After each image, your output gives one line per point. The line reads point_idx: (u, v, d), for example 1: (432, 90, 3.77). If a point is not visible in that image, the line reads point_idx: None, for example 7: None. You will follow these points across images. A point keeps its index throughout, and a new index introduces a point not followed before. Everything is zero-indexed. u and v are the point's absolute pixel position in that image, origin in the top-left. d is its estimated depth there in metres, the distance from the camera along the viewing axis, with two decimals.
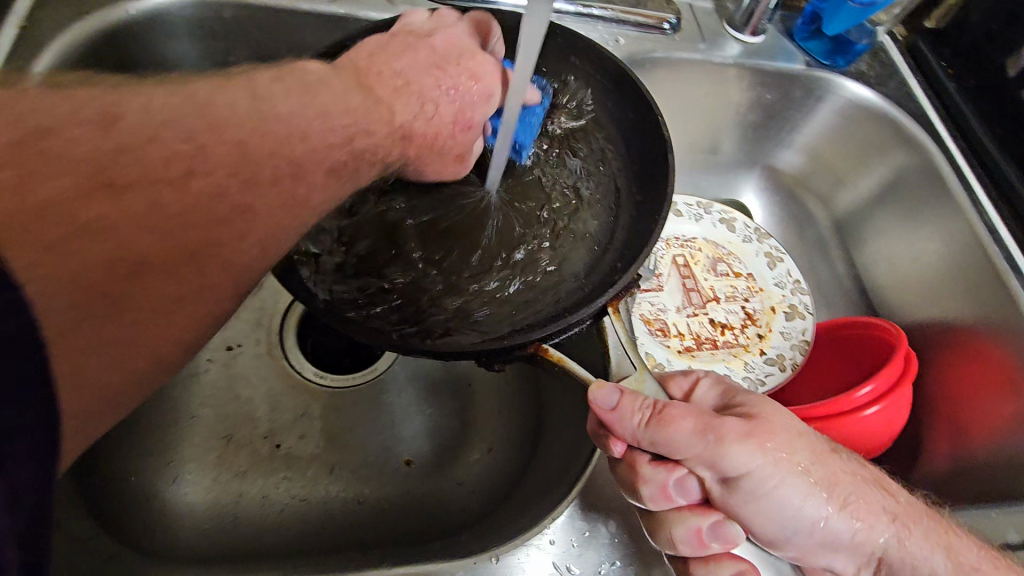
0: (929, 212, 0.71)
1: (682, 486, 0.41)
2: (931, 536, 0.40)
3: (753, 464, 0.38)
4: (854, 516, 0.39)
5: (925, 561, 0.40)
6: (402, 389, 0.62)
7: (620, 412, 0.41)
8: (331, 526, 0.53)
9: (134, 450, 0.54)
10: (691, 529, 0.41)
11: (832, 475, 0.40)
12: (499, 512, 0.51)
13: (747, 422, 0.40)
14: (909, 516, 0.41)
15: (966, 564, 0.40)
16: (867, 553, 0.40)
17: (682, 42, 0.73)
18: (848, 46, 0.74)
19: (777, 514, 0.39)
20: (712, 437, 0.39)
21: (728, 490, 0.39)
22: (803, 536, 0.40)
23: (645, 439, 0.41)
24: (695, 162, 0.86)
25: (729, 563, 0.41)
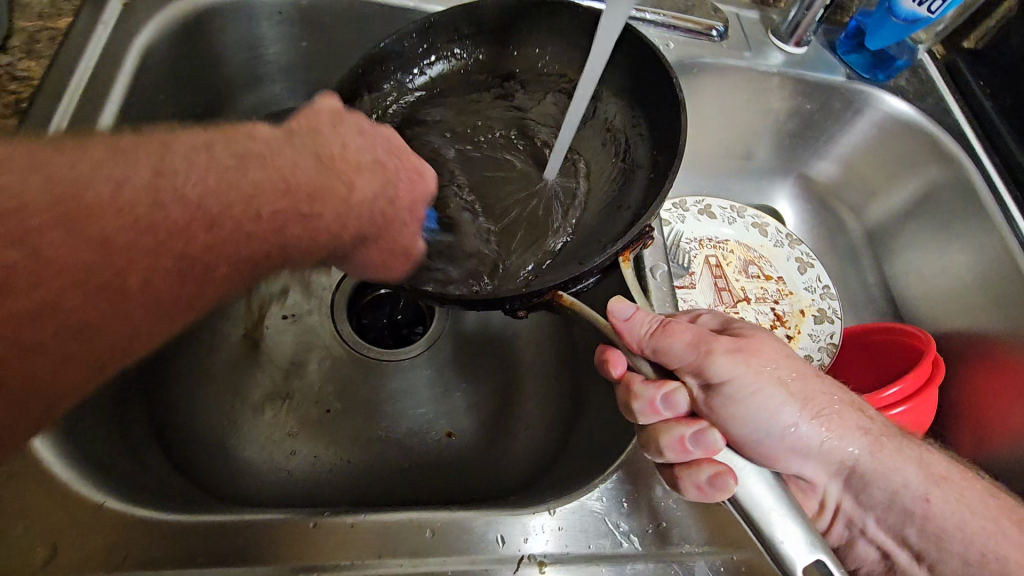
0: (960, 225, 0.73)
1: (670, 400, 0.41)
2: (904, 450, 0.45)
3: (735, 371, 0.41)
4: (826, 426, 0.43)
5: (894, 472, 0.45)
6: (441, 365, 0.64)
7: (632, 321, 0.44)
8: (378, 486, 0.56)
9: (199, 403, 0.58)
10: (674, 437, 0.40)
11: (810, 391, 0.43)
12: (540, 481, 0.54)
13: (738, 341, 0.42)
14: (882, 433, 0.45)
15: (936, 474, 0.45)
16: (839, 462, 0.45)
17: (729, 49, 0.76)
18: (889, 62, 0.76)
19: (753, 418, 0.41)
20: (703, 348, 0.41)
21: (710, 398, 0.41)
22: (776, 439, 0.42)
23: (649, 349, 0.44)
24: (730, 166, 0.88)
25: (708, 466, 0.39)
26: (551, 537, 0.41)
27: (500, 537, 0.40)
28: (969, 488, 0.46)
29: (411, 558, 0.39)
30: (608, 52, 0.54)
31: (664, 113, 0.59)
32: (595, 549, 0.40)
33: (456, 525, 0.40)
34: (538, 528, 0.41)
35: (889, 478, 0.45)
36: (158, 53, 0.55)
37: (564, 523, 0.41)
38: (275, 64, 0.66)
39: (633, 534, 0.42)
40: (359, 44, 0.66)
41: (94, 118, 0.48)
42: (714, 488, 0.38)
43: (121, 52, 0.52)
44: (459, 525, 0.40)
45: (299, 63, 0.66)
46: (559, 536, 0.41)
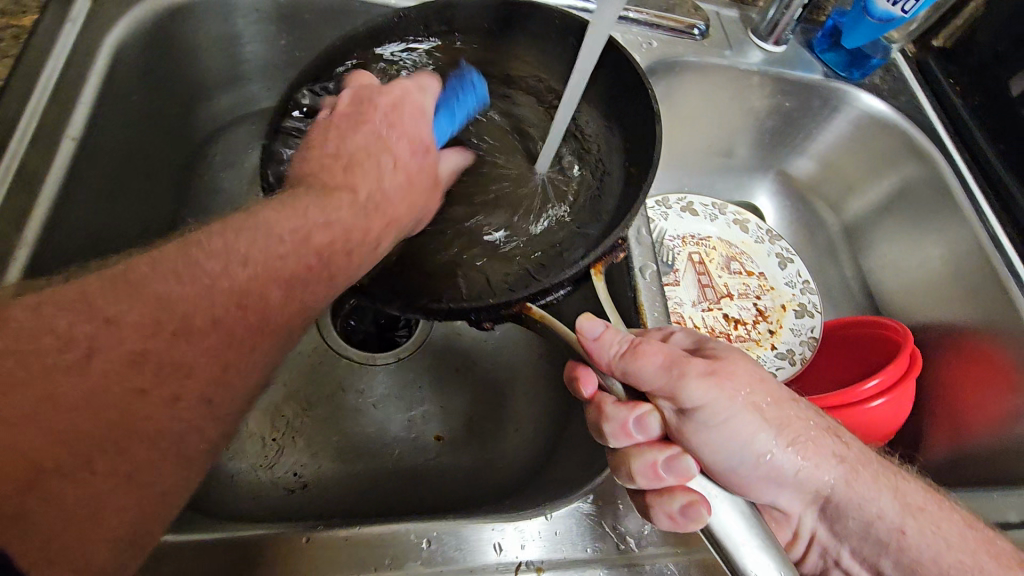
0: (935, 220, 0.75)
1: (642, 422, 0.39)
2: (880, 479, 0.43)
3: (708, 396, 0.38)
4: (801, 453, 0.41)
5: (871, 503, 0.43)
6: (427, 367, 0.63)
7: (601, 342, 0.41)
8: (369, 494, 0.55)
9: None
10: (647, 462, 0.39)
11: (785, 418, 0.41)
12: (535, 482, 0.53)
13: (712, 362, 0.40)
14: (859, 461, 0.43)
15: (912, 504, 0.44)
16: (814, 491, 0.43)
17: (710, 47, 0.76)
18: (864, 60, 0.78)
19: (726, 445, 0.39)
20: (676, 371, 0.39)
21: (683, 422, 0.39)
22: (750, 467, 0.40)
23: (619, 370, 0.41)
24: (711, 164, 0.89)
25: (681, 495, 0.38)
26: (546, 542, 0.40)
27: (495, 545, 0.40)
28: (946, 520, 0.44)
29: (409, 569, 0.38)
30: (592, 66, 0.54)
31: (638, 124, 0.58)
32: (592, 553, 0.40)
33: (453, 534, 0.39)
34: (537, 536, 0.40)
35: (865, 501, 0.43)
36: (132, 51, 0.53)
37: (561, 528, 0.41)
38: (253, 62, 0.64)
39: (632, 536, 0.42)
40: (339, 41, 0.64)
41: (64, 121, 0.46)
42: (686, 518, 0.37)
43: (92, 50, 0.50)
44: (459, 533, 0.40)
45: (278, 61, 0.65)
46: (556, 541, 0.40)
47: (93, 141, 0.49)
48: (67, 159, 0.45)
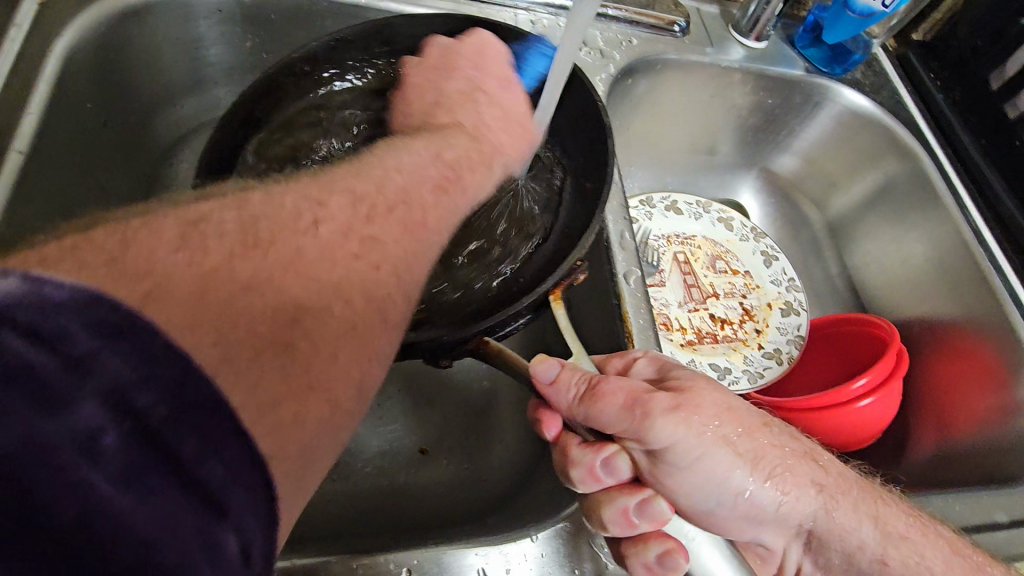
0: (917, 217, 0.75)
1: (610, 465, 0.38)
2: (861, 508, 0.42)
3: (675, 436, 0.37)
4: (778, 488, 0.39)
5: (853, 533, 0.41)
6: (409, 379, 0.61)
7: (557, 386, 0.41)
8: (350, 513, 0.54)
9: None
10: (618, 508, 0.38)
11: (758, 449, 0.39)
12: (519, 498, 0.52)
13: (676, 395, 0.38)
14: (839, 488, 0.42)
15: (895, 533, 0.42)
16: (794, 526, 0.41)
17: (691, 44, 0.75)
18: (846, 56, 0.77)
19: (702, 488, 0.38)
20: (639, 412, 0.38)
21: (654, 463, 0.38)
22: (728, 508, 0.39)
23: (580, 415, 0.40)
24: (694, 162, 0.88)
25: (656, 543, 0.38)
26: (531, 564, 0.39)
27: (479, 569, 0.38)
28: (930, 547, 0.42)
29: None
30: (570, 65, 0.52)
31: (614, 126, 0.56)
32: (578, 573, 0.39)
33: (435, 559, 0.38)
34: (520, 557, 0.39)
35: (850, 537, 0.41)
36: (85, 56, 0.50)
37: (547, 548, 0.40)
38: (218, 65, 0.61)
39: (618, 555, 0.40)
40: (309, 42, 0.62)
41: (12, 131, 0.44)
42: (664, 567, 0.37)
43: (41, 55, 0.48)
44: (442, 556, 0.38)
45: (244, 64, 0.62)
46: (542, 562, 0.39)
47: (43, 152, 0.46)
48: (14, 172, 0.43)
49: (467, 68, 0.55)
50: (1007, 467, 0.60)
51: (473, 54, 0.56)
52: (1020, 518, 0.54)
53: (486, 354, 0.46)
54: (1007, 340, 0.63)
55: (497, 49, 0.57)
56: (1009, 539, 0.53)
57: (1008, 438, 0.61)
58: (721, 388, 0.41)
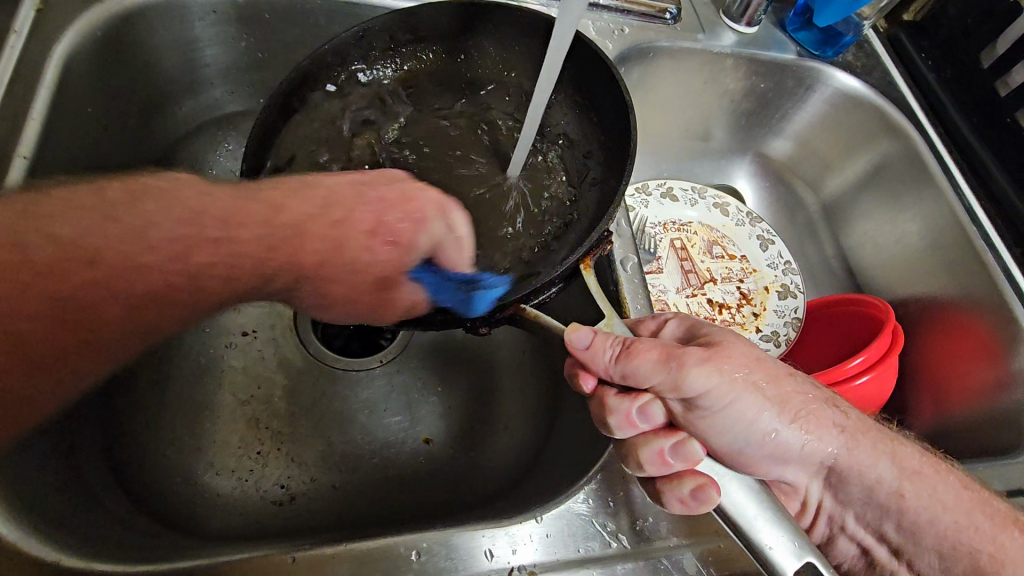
0: (910, 196, 0.76)
1: (645, 412, 0.39)
2: (879, 445, 0.43)
3: (710, 384, 0.38)
4: (803, 429, 0.41)
5: (870, 469, 0.43)
6: (415, 366, 0.63)
7: (594, 350, 0.40)
8: (358, 502, 0.55)
9: (158, 442, 0.54)
10: (653, 451, 0.38)
11: (784, 394, 0.40)
12: (525, 481, 0.53)
13: (706, 349, 0.39)
14: (858, 429, 0.43)
15: (909, 468, 0.43)
16: (818, 463, 0.42)
17: (683, 32, 0.75)
18: (837, 38, 0.77)
19: (733, 427, 0.39)
20: (675, 364, 0.38)
21: (688, 410, 0.39)
22: (756, 448, 0.40)
23: (618, 375, 0.40)
24: (690, 149, 0.89)
25: (689, 480, 0.38)
26: (537, 546, 0.40)
27: (486, 551, 0.39)
28: (942, 483, 0.44)
29: None
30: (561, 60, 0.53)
31: (609, 116, 0.57)
32: (584, 553, 0.40)
33: (442, 544, 0.39)
34: (525, 539, 0.40)
35: (865, 471, 0.43)
36: (82, 61, 0.51)
37: (553, 529, 0.40)
38: (213, 66, 0.62)
39: (622, 532, 0.41)
40: (302, 40, 0.62)
41: (13, 138, 0.45)
42: (697, 501, 0.37)
43: (41, 60, 0.48)
44: (447, 543, 0.39)
45: (240, 63, 0.63)
46: (548, 544, 0.40)
47: (45, 159, 0.47)
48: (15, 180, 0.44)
49: (375, 189, 0.42)
50: (1002, 437, 0.61)
51: (399, 193, 0.43)
52: (1014, 487, 0.55)
53: (522, 319, 0.47)
54: (998, 315, 0.65)
55: (435, 212, 0.43)
56: None
57: (1001, 411, 0.62)
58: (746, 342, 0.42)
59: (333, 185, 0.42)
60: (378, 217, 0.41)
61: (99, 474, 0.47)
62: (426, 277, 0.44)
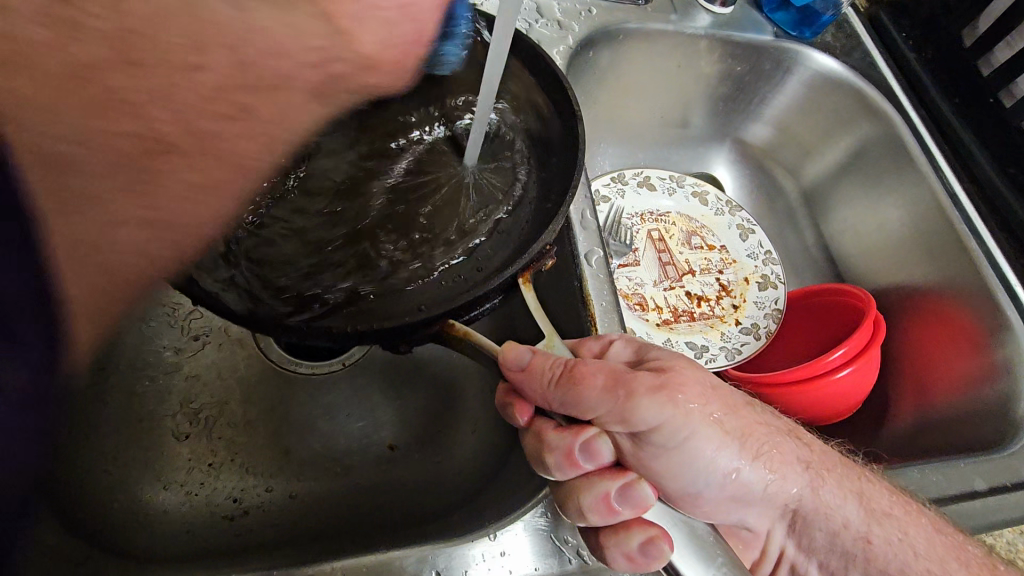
0: (892, 181, 0.73)
1: (589, 448, 0.35)
2: (844, 484, 0.41)
3: (663, 417, 0.34)
4: (766, 467, 0.38)
5: (838, 510, 0.40)
6: (378, 371, 0.59)
7: (530, 373, 0.36)
8: (312, 517, 0.52)
9: (98, 456, 0.51)
10: (599, 494, 0.35)
11: (745, 426, 0.37)
12: (488, 493, 0.50)
13: (659, 374, 0.36)
14: (821, 465, 0.41)
15: (877, 510, 0.41)
16: (781, 505, 0.39)
17: (654, 13, 0.72)
18: (815, 18, 0.74)
19: (692, 467, 0.35)
20: (622, 392, 0.34)
21: (638, 446, 0.35)
22: (715, 489, 0.36)
23: (556, 401, 0.36)
24: (666, 136, 0.86)
25: (637, 531, 0.35)
26: (493, 564, 0.37)
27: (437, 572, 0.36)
28: (913, 526, 0.41)
29: None
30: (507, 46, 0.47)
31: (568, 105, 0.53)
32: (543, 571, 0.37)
33: (385, 566, 0.36)
34: (480, 557, 0.37)
35: (838, 511, 0.40)
36: None
37: (511, 546, 0.38)
38: None
39: (584, 547, 0.38)
40: None
41: None
42: (648, 557, 0.34)
43: None
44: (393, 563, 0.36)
45: None
46: (505, 563, 0.37)
47: None
48: None
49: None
50: (985, 431, 0.59)
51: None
52: (998, 485, 0.53)
53: (450, 338, 0.41)
54: (984, 304, 0.63)
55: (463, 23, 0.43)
56: (975, 509, 0.52)
57: (986, 403, 0.59)
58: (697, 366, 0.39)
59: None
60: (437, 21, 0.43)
61: None
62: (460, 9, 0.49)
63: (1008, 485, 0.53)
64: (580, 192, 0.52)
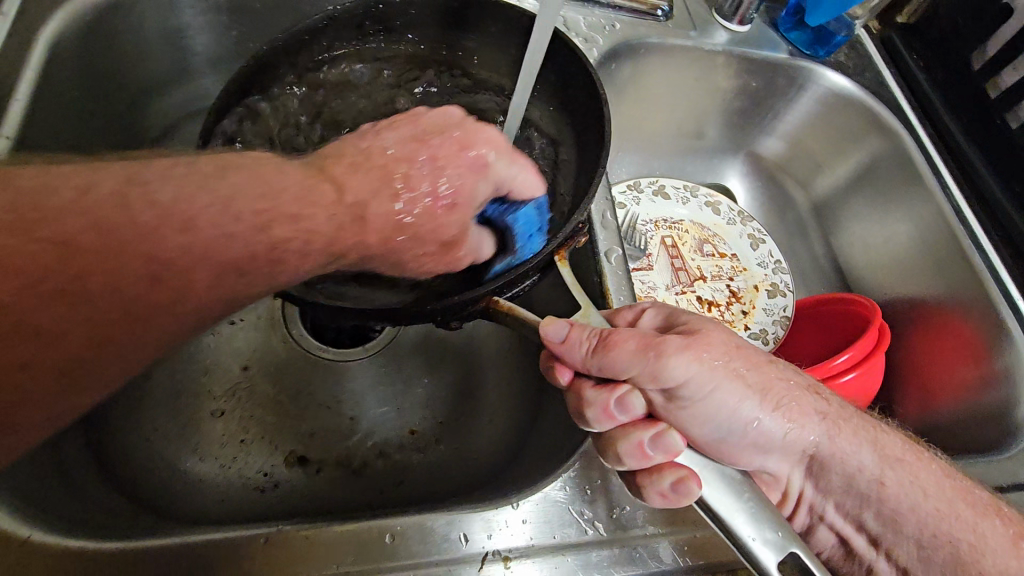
0: (900, 197, 0.76)
1: (624, 404, 0.37)
2: (860, 433, 0.43)
3: (690, 372, 0.37)
4: (786, 417, 0.40)
5: (852, 456, 0.43)
6: (401, 361, 0.62)
7: (569, 344, 0.38)
8: (335, 493, 0.55)
9: (140, 431, 0.54)
10: (632, 443, 0.37)
11: (767, 381, 0.40)
12: (510, 470, 0.53)
13: (687, 336, 0.38)
14: (840, 416, 0.43)
15: (891, 455, 0.43)
16: (799, 451, 0.42)
17: (674, 29, 0.75)
18: (829, 38, 0.77)
19: (713, 416, 0.38)
20: (653, 353, 0.37)
21: (669, 401, 0.38)
22: (738, 437, 0.39)
23: (595, 367, 0.38)
24: (682, 147, 0.89)
25: (669, 473, 0.37)
26: (514, 531, 0.40)
27: (463, 535, 0.39)
28: (925, 471, 0.44)
29: (376, 565, 0.38)
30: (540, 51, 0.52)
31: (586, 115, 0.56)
32: (560, 540, 0.40)
33: (417, 528, 0.39)
34: (501, 524, 0.40)
35: (850, 461, 0.43)
36: (68, 46, 0.51)
37: (530, 516, 0.40)
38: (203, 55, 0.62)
39: (599, 519, 0.41)
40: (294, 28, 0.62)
41: None
42: (678, 494, 0.36)
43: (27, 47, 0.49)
44: (420, 528, 0.39)
45: (230, 54, 0.63)
46: (525, 530, 0.40)
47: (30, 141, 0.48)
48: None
49: (393, 132, 0.41)
50: (984, 434, 0.61)
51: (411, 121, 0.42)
52: (996, 483, 0.56)
53: (498, 313, 0.43)
54: (986, 315, 0.65)
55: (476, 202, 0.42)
56: None
57: (984, 408, 0.62)
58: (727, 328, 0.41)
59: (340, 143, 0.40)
60: (434, 180, 0.39)
61: (79, 459, 0.47)
62: (492, 212, 0.47)
63: (1007, 485, 0.55)
64: (602, 194, 0.55)
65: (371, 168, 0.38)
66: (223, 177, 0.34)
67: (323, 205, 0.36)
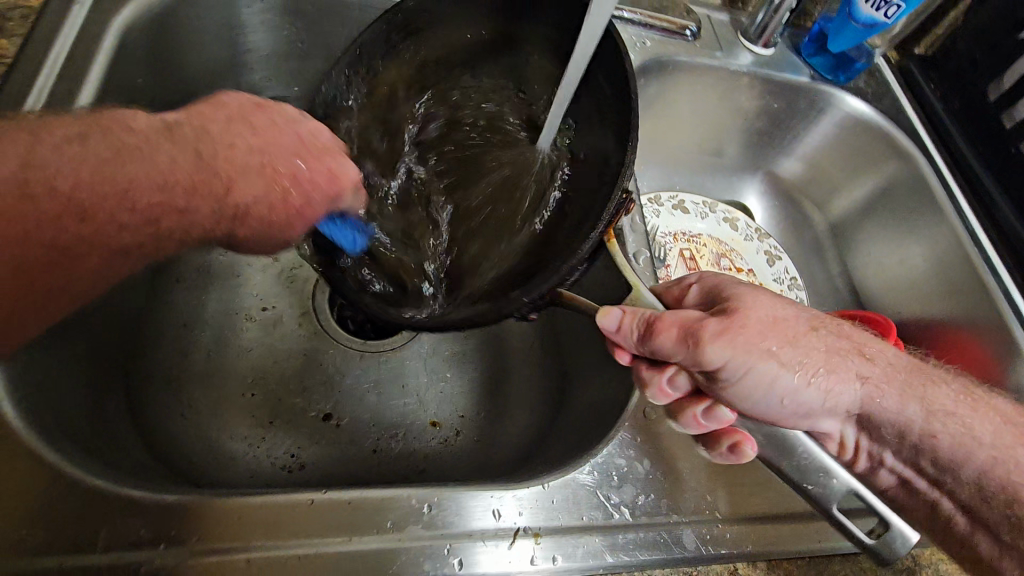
0: (916, 219, 0.78)
1: (674, 381, 0.42)
2: (908, 390, 0.45)
3: (728, 356, 0.38)
4: (826, 385, 0.42)
5: (896, 414, 0.44)
6: (426, 354, 0.64)
7: (622, 331, 0.41)
8: (360, 476, 0.56)
9: (176, 406, 0.56)
10: (690, 415, 0.43)
11: (805, 352, 0.41)
12: (538, 455, 0.54)
13: (724, 320, 0.39)
14: (885, 377, 0.44)
15: (939, 408, 0.45)
16: (844, 412, 0.44)
17: (702, 48, 0.79)
18: (849, 64, 0.81)
19: (755, 392, 0.40)
20: (693, 340, 0.38)
21: (712, 379, 0.40)
22: (777, 407, 0.41)
23: (646, 351, 0.41)
24: (702, 163, 0.92)
25: (726, 437, 0.42)
26: (542, 510, 0.41)
27: (494, 511, 0.41)
28: (979, 420, 0.45)
29: (412, 533, 0.39)
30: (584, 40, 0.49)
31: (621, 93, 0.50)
32: (588, 521, 0.42)
33: (453, 500, 0.40)
34: (531, 502, 0.42)
35: (894, 419, 0.45)
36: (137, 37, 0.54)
37: (559, 496, 0.42)
38: (256, 50, 0.66)
39: (625, 503, 0.43)
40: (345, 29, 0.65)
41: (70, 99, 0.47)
42: (736, 454, 0.42)
43: (100, 30, 0.51)
44: (452, 502, 0.41)
45: (282, 51, 0.66)
46: (555, 508, 0.42)
47: None
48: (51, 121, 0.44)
49: (262, 131, 0.44)
50: None
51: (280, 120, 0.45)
52: None
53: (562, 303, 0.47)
54: (999, 335, 0.67)
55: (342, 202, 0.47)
56: None
57: None
58: (773, 300, 0.42)
59: (222, 127, 0.42)
60: (303, 189, 0.44)
61: (120, 425, 0.49)
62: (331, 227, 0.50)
63: None
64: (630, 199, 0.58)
65: (247, 163, 0.42)
66: (120, 165, 0.38)
67: (207, 198, 0.41)
